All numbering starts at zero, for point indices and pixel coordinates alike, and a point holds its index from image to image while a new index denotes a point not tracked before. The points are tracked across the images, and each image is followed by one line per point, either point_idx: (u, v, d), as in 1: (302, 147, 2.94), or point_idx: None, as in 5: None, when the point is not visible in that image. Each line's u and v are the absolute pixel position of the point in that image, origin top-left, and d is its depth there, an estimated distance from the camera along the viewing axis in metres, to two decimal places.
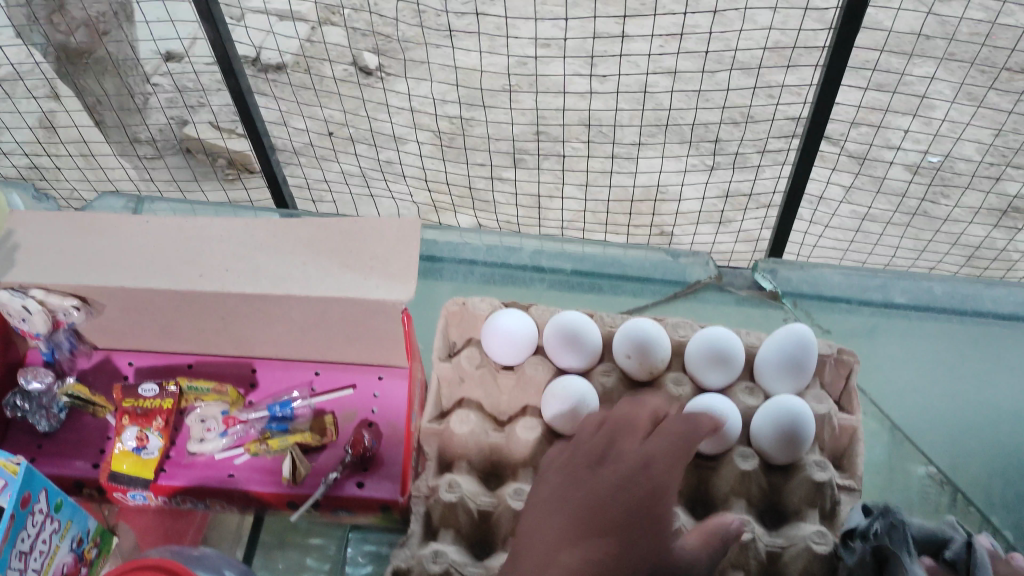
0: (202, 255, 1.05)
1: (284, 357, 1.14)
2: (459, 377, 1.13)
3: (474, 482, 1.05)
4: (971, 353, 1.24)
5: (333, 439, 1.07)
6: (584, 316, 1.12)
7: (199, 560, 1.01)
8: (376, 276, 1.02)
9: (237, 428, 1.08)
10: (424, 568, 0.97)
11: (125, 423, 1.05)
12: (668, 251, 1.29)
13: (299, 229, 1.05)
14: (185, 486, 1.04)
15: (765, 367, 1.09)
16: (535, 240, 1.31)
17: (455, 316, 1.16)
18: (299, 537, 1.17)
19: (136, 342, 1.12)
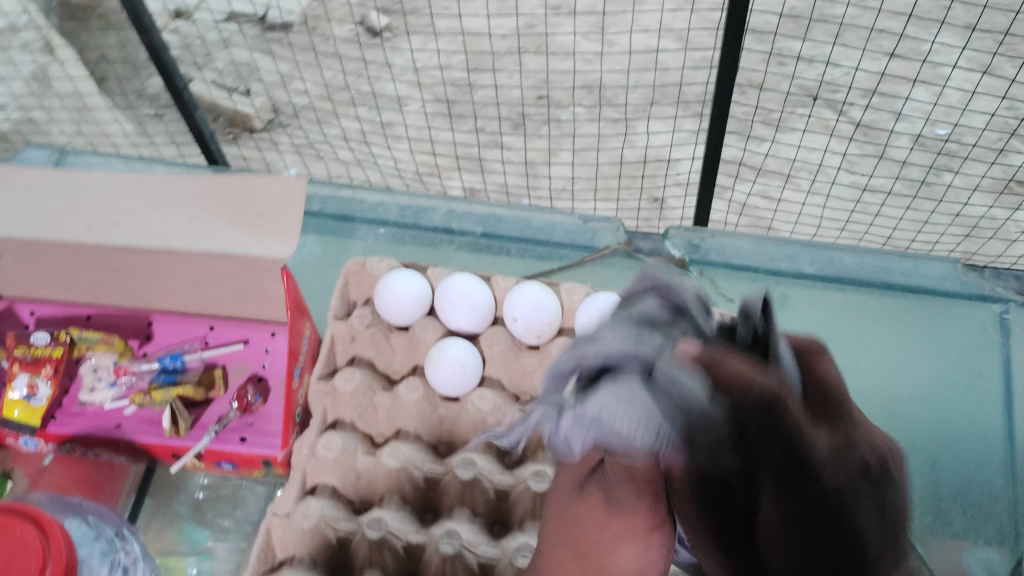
0: (90, 206, 1.04)
1: (180, 310, 1.15)
2: (351, 336, 1.13)
3: (355, 439, 1.08)
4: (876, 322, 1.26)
5: (220, 392, 1.09)
6: (476, 280, 1.13)
7: (78, 508, 1.02)
8: (262, 233, 1.02)
9: (127, 378, 1.10)
10: (294, 523, 1.01)
11: (16, 370, 1.06)
12: (579, 217, 1.30)
13: (189, 186, 1.02)
14: (73, 434, 1.06)
15: None
16: (451, 202, 1.32)
17: (355, 276, 1.17)
18: (229, 489, 1.26)
19: (38, 292, 1.14)
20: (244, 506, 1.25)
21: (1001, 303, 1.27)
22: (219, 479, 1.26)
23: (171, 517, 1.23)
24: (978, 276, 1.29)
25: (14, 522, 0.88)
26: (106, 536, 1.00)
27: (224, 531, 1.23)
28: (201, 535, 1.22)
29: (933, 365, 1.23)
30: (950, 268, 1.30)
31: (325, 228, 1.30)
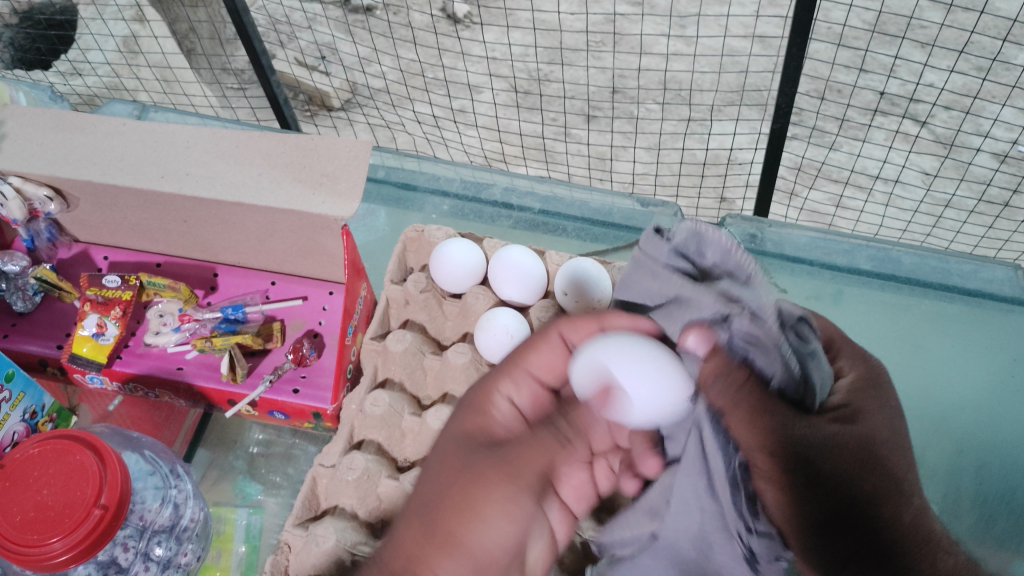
0: (167, 157, 1.10)
1: (245, 265, 1.21)
2: (405, 300, 1.17)
3: (403, 399, 1.11)
4: (932, 322, 1.27)
5: (277, 344, 1.13)
6: (529, 252, 1.15)
7: (136, 443, 1.07)
8: (323, 192, 1.06)
9: (191, 324, 1.14)
10: (341, 474, 1.04)
11: (87, 310, 1.11)
12: (637, 200, 1.33)
13: (259, 142, 1.08)
14: (136, 374, 1.11)
15: None
16: (510, 177, 1.36)
17: (413, 242, 1.21)
18: (285, 446, 1.29)
19: (112, 239, 1.20)
20: (295, 461, 1.28)
21: None
22: (274, 436, 1.30)
23: (228, 470, 1.27)
24: None
25: (75, 447, 0.93)
26: (162, 472, 1.05)
27: (276, 486, 1.26)
28: (253, 489, 1.25)
29: (988, 370, 1.22)
30: (1011, 273, 1.28)
31: (387, 197, 1.36)
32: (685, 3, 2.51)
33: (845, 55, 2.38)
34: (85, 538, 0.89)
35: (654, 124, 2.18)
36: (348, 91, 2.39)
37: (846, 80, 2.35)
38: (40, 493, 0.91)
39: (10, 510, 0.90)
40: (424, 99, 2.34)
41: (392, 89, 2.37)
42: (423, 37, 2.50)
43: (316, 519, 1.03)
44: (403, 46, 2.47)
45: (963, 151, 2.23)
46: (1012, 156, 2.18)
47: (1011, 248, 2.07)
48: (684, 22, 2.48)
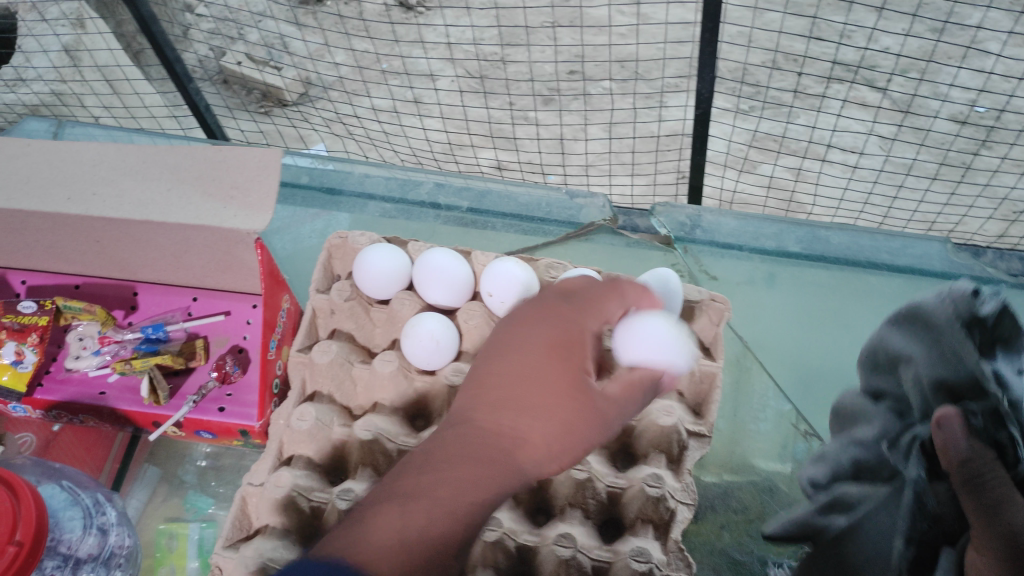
0: (73, 177, 1.07)
1: (166, 282, 1.18)
2: (331, 310, 1.14)
3: (331, 411, 1.09)
4: (862, 300, 1.26)
5: (200, 361, 1.11)
6: (454, 255, 1.13)
7: (58, 474, 1.04)
8: (235, 205, 1.04)
9: (111, 347, 1.11)
10: (268, 495, 1.02)
11: (4, 338, 1.09)
12: (565, 192, 1.31)
13: (166, 156, 1.06)
14: (58, 401, 1.09)
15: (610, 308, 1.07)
16: (437, 176, 1.35)
17: (338, 249, 1.18)
18: (227, 459, 1.27)
19: (29, 263, 1.17)
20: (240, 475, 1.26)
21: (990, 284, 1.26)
22: (223, 448, 1.28)
23: (176, 488, 1.24)
24: (971, 257, 1.28)
25: None
26: (84, 503, 1.02)
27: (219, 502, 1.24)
28: (205, 502, 1.23)
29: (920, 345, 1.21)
30: (943, 248, 1.29)
31: (313, 201, 1.33)
32: None
33: (795, 26, 2.36)
34: None
35: (604, 103, 2.15)
36: (300, 88, 2.37)
37: (799, 50, 2.34)
38: None
39: None
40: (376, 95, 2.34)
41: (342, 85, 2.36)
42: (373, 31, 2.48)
43: (246, 540, 1.01)
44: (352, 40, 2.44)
45: (915, 118, 2.23)
46: (970, 120, 2.17)
47: (972, 212, 2.06)
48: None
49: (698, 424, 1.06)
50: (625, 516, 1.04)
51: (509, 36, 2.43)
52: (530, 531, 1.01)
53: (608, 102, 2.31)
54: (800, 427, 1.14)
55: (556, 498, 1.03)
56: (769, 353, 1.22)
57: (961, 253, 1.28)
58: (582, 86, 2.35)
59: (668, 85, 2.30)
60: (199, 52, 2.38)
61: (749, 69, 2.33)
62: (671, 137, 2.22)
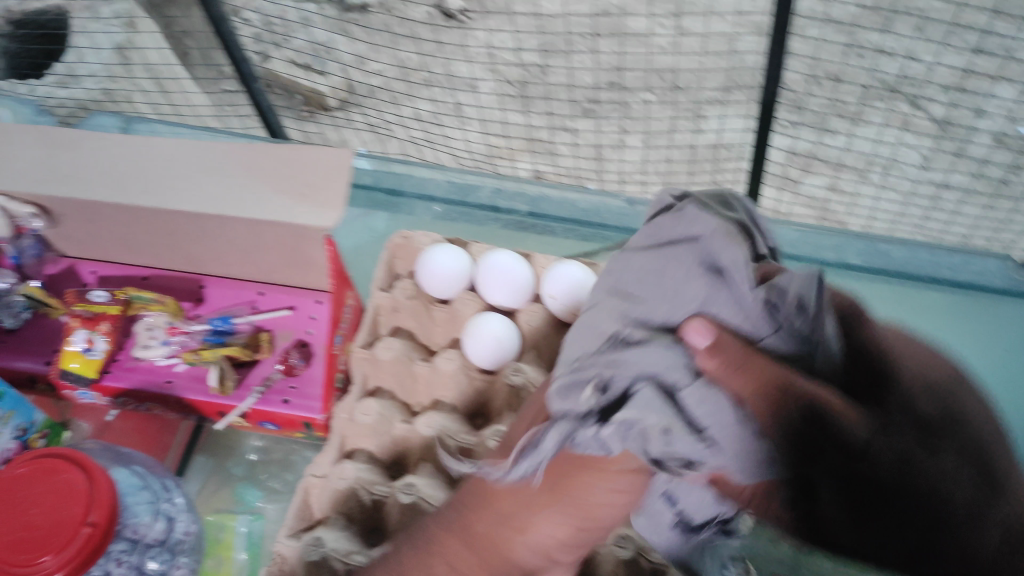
0: (148, 172, 1.10)
1: (232, 276, 1.20)
2: (393, 307, 1.17)
3: (392, 407, 1.11)
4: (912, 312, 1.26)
5: (266, 355, 1.13)
6: (516, 257, 1.15)
7: (127, 458, 1.07)
8: (306, 202, 1.06)
9: (179, 337, 1.14)
10: (332, 485, 1.05)
11: (75, 326, 1.11)
12: (623, 198, 1.33)
13: (241, 154, 1.09)
14: (126, 388, 1.11)
15: None
16: (497, 181, 1.37)
17: (400, 249, 1.21)
18: (282, 452, 1.29)
19: (99, 253, 1.20)
20: (294, 468, 1.28)
21: None
22: (273, 442, 1.30)
23: (226, 480, 1.26)
24: None
25: (62, 466, 0.94)
26: (151, 487, 1.05)
27: (273, 494, 1.26)
28: (253, 495, 1.25)
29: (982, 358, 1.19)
30: (1002, 264, 1.30)
31: (375, 202, 1.36)
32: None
33: (840, 42, 2.37)
34: (76, 556, 0.89)
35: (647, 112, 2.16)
36: (342, 92, 2.40)
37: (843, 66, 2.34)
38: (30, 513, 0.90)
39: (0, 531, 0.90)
40: (415, 102, 2.33)
41: (385, 90, 2.39)
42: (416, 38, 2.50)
43: (309, 530, 1.03)
44: (394, 44, 2.47)
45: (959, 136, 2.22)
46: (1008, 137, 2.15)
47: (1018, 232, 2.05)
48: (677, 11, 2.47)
49: None
50: None
51: (552, 44, 2.45)
52: None
53: (648, 112, 2.32)
54: None
55: None
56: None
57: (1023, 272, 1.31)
58: (623, 96, 2.34)
59: (710, 97, 2.30)
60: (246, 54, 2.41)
61: (793, 84, 2.33)
62: (713, 150, 2.23)
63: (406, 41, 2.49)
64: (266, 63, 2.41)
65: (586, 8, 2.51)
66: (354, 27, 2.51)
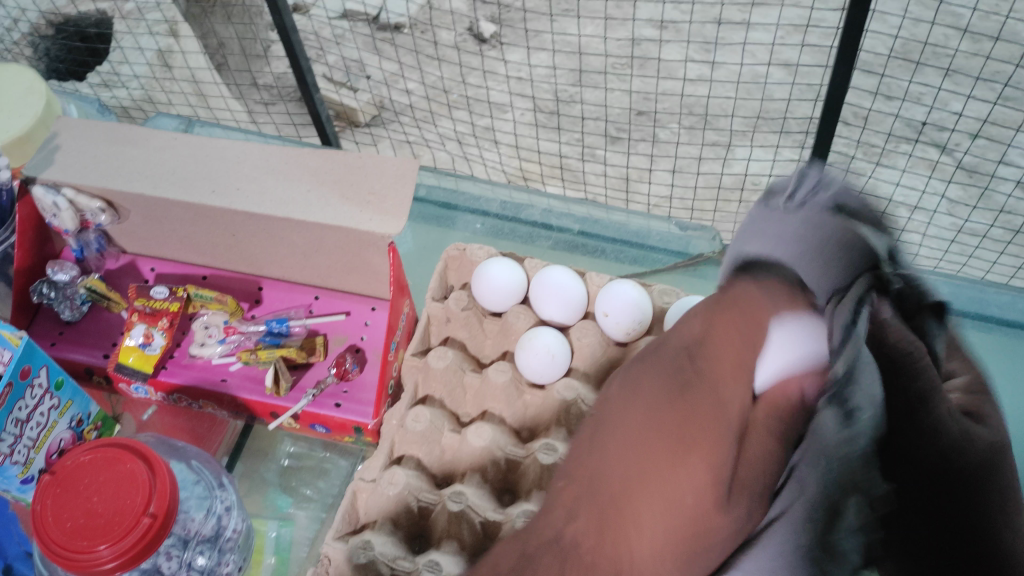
0: (217, 172, 1.12)
1: (289, 279, 1.22)
2: (446, 318, 1.18)
3: (442, 416, 1.12)
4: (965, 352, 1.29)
5: (320, 358, 1.14)
6: (572, 274, 1.17)
7: (182, 452, 1.09)
8: (372, 210, 1.07)
9: (235, 337, 1.16)
10: (381, 490, 1.05)
11: (135, 320, 1.13)
12: (675, 223, 1.34)
13: (309, 158, 1.11)
14: (181, 384, 1.13)
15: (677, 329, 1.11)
16: (550, 199, 1.39)
17: (455, 261, 1.23)
18: (321, 458, 1.30)
19: (160, 251, 1.23)
20: (333, 474, 1.29)
21: None
22: (305, 450, 1.31)
23: (259, 484, 1.27)
24: None
25: (126, 456, 0.95)
26: (206, 481, 1.06)
27: (310, 499, 1.26)
28: (284, 501, 1.26)
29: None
30: None
31: (429, 215, 1.38)
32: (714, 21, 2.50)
33: None
34: (132, 547, 0.90)
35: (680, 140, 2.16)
36: (374, 109, 2.43)
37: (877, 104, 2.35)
38: (91, 501, 0.92)
39: (60, 517, 0.91)
40: (451, 119, 2.36)
41: (417, 108, 2.41)
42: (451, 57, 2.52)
43: (355, 533, 1.04)
44: (428, 62, 2.49)
45: None
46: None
47: None
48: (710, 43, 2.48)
49: None
50: None
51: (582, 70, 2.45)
52: None
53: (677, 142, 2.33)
54: None
55: None
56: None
57: None
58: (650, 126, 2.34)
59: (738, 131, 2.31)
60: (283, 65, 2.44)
61: None
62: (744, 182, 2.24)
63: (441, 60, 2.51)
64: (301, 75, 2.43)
65: (620, 35, 2.52)
66: (389, 44, 2.52)
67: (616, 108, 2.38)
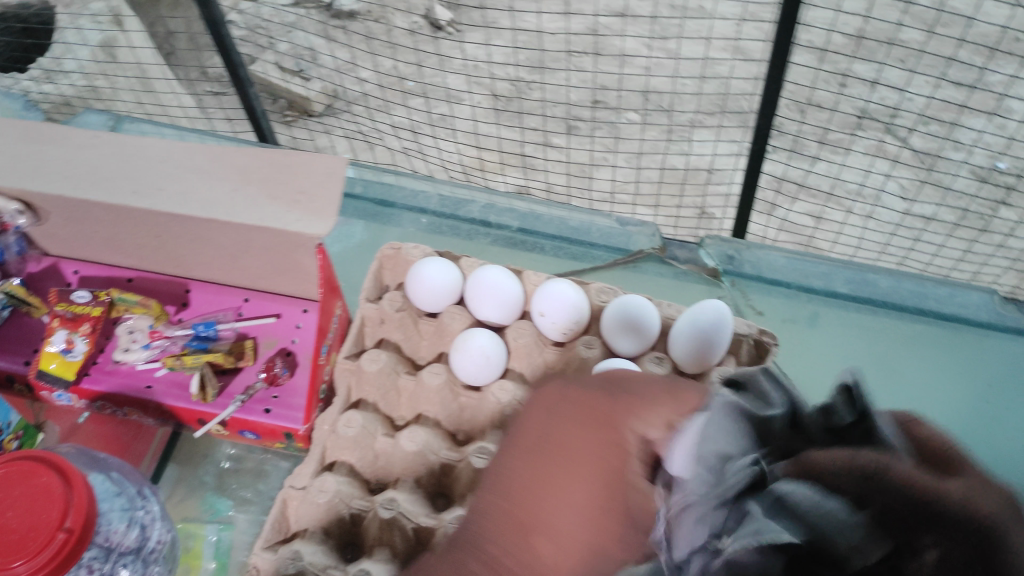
0: (139, 172, 1.08)
1: (218, 281, 1.19)
2: (380, 319, 1.16)
3: (375, 419, 1.10)
4: (904, 346, 1.27)
5: (249, 362, 1.11)
6: (508, 274, 1.14)
7: (103, 464, 1.05)
8: (300, 210, 1.04)
9: (161, 342, 1.12)
10: (312, 498, 1.02)
11: (55, 326, 1.09)
12: (614, 218, 1.33)
13: (236, 156, 1.07)
14: (105, 392, 1.09)
15: (609, 326, 1.09)
16: (488, 195, 1.36)
17: (389, 260, 1.19)
18: (260, 461, 1.27)
19: (83, 253, 1.18)
20: (271, 477, 1.26)
21: None
22: (245, 451, 1.28)
23: (198, 487, 1.24)
24: (1017, 311, 1.30)
25: (41, 469, 0.91)
26: (127, 493, 1.03)
27: (248, 503, 1.23)
28: (223, 504, 1.23)
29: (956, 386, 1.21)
30: (988, 299, 1.31)
31: (364, 212, 1.35)
32: (671, 8, 2.46)
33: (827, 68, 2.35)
34: (47, 564, 0.86)
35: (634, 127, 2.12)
36: (328, 99, 2.35)
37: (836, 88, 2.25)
38: (3, 516, 0.87)
39: None
40: (404, 110, 2.31)
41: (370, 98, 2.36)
42: (405, 46, 2.47)
43: (285, 542, 1.01)
44: (383, 51, 2.43)
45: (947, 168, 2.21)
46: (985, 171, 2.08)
47: None
48: (665, 31, 2.44)
49: None
50: None
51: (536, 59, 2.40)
52: None
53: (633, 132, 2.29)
54: None
55: None
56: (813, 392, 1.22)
57: (1011, 306, 1.30)
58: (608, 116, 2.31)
59: (693, 120, 2.29)
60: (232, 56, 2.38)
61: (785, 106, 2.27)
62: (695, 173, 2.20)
63: (394, 48, 2.46)
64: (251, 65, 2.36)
65: (574, 23, 2.48)
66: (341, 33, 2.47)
67: (572, 97, 2.34)
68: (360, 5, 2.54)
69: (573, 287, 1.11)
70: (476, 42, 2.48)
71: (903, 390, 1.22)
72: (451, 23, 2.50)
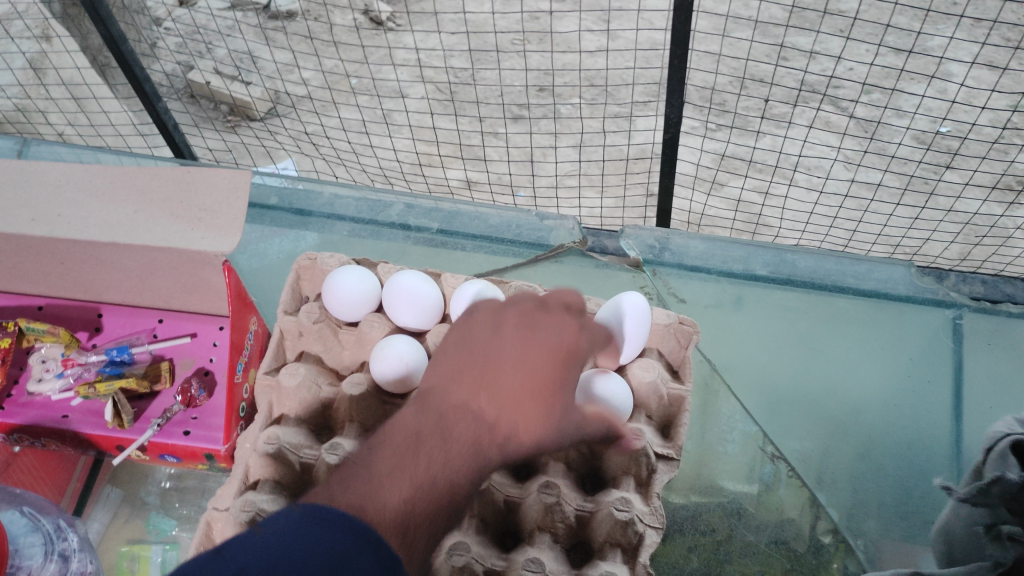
0: (36, 199, 1.05)
1: (130, 304, 1.17)
2: (299, 332, 1.13)
3: (298, 434, 1.06)
4: (827, 324, 1.31)
5: (165, 385, 1.10)
6: (424, 278, 1.12)
7: (18, 499, 1.02)
8: (203, 227, 1.02)
9: (75, 369, 1.11)
10: (233, 517, 0.96)
11: None
12: (535, 214, 1.32)
13: (134, 176, 1.04)
14: (20, 425, 1.07)
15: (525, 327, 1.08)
16: (406, 197, 1.34)
17: (306, 271, 1.18)
18: (197, 479, 1.25)
19: None
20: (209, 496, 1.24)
21: (954, 307, 1.32)
22: (183, 470, 1.25)
23: (135, 510, 1.22)
24: (935, 282, 1.35)
25: None
26: (45, 529, 1.00)
27: (185, 524, 1.21)
28: (167, 524, 1.20)
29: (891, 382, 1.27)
30: (908, 271, 1.34)
31: (282, 223, 1.33)
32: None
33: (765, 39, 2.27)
34: None
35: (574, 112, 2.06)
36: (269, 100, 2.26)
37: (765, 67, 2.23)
38: None
39: None
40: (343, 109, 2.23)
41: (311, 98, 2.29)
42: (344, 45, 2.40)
43: None
44: (323, 50, 2.36)
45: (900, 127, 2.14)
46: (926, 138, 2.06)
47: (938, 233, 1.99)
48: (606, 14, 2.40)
49: (667, 446, 1.06)
50: (594, 540, 1.02)
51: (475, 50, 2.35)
52: (498, 556, 1.00)
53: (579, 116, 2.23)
54: (766, 448, 1.16)
55: (525, 523, 1.02)
56: (738, 376, 1.25)
57: (926, 277, 1.36)
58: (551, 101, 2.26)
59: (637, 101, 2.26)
60: (166, 67, 2.31)
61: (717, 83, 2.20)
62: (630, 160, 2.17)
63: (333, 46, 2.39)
64: (188, 74, 2.27)
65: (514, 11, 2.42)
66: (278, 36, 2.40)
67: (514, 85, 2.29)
68: (296, 5, 2.47)
69: (488, 291, 1.09)
70: (416, 37, 2.42)
71: (828, 369, 1.27)
72: (391, 20, 2.42)
